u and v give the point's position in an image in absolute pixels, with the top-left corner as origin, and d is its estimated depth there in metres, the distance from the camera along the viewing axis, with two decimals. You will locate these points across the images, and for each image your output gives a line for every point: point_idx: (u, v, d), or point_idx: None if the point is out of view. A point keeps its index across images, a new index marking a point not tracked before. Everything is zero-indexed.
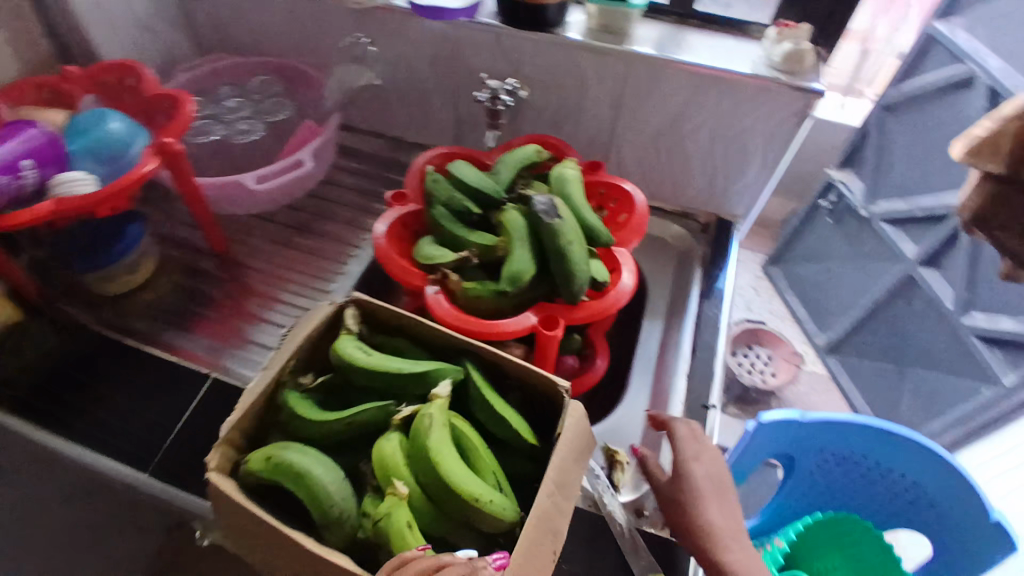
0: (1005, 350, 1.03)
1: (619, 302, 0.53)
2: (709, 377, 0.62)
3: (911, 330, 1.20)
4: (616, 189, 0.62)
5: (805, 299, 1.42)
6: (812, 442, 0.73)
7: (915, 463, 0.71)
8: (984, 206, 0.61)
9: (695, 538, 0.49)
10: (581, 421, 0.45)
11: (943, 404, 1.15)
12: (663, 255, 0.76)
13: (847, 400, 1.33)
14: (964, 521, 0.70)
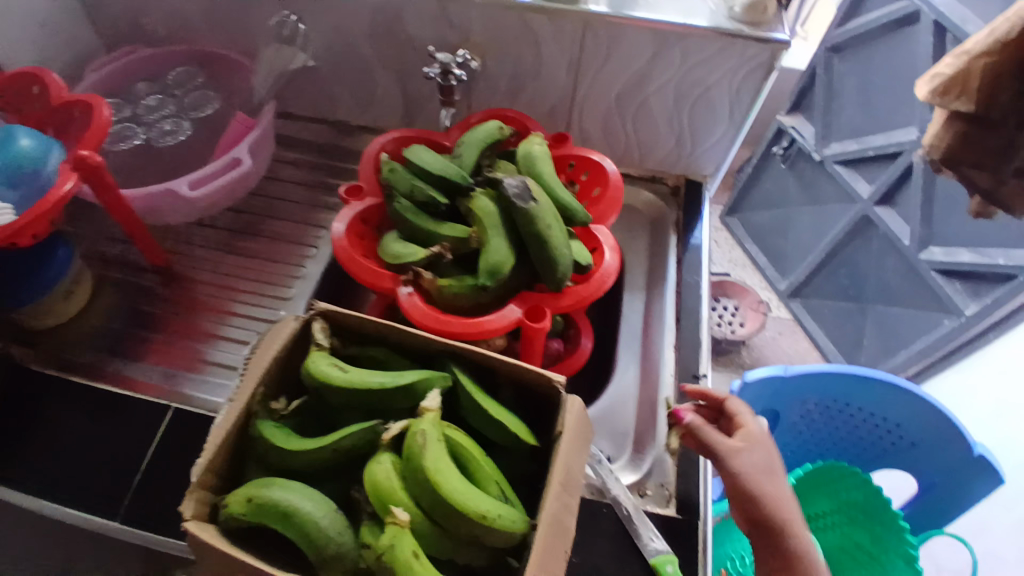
0: (964, 281, 1.05)
1: (604, 283, 0.51)
2: (696, 346, 0.61)
3: (869, 272, 1.23)
4: (586, 161, 0.58)
5: (766, 247, 1.45)
6: (795, 395, 0.74)
7: (895, 404, 0.73)
8: (956, 145, 0.64)
9: (771, 506, 0.47)
10: (581, 415, 0.43)
11: (903, 339, 1.19)
12: (634, 223, 0.74)
13: (810, 339, 1.37)
14: (945, 457, 0.72)
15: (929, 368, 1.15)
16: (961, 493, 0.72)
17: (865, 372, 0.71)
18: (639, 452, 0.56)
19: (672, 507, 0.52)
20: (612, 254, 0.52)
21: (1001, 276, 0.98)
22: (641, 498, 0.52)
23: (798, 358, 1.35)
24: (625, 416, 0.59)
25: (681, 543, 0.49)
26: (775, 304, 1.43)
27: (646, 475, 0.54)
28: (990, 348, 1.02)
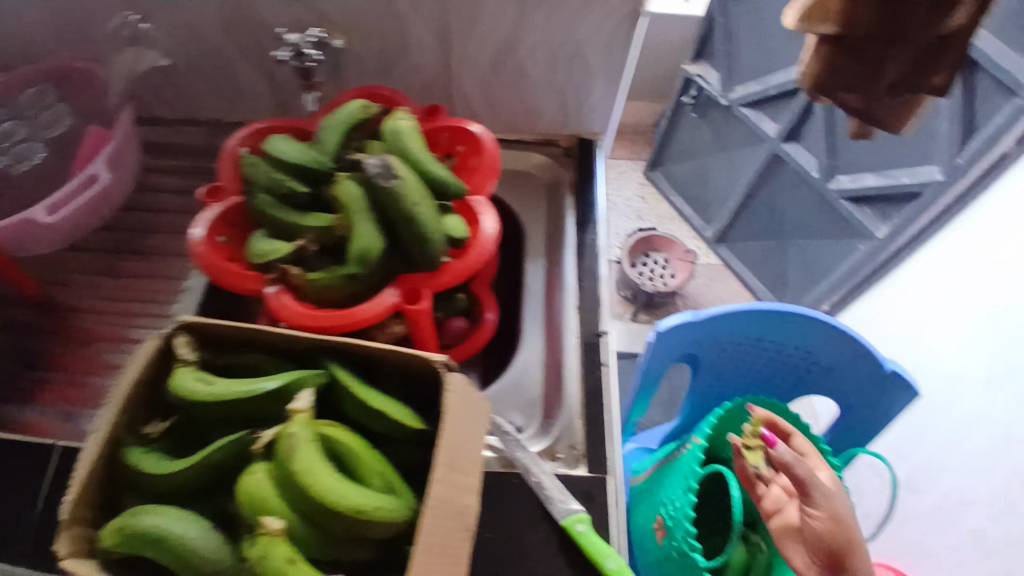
0: (872, 206, 1.09)
1: (485, 254, 0.50)
2: (597, 305, 0.60)
3: (786, 208, 1.26)
4: (458, 130, 0.57)
5: (688, 196, 1.47)
6: (710, 337, 0.75)
7: (807, 333, 0.74)
8: (824, 73, 0.58)
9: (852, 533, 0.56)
10: (465, 391, 0.42)
11: (824, 267, 1.23)
12: (530, 188, 0.73)
13: (740, 281, 1.42)
14: (859, 375, 0.74)
15: (849, 293, 1.20)
16: (878, 409, 0.74)
17: (775, 305, 0.72)
18: (549, 418, 0.56)
19: (581, 466, 0.53)
20: (490, 223, 0.51)
21: (907, 196, 1.02)
22: (552, 462, 0.53)
23: (730, 299, 1.40)
24: (533, 384, 0.59)
25: (594, 502, 0.50)
26: (704, 251, 1.46)
27: (554, 439, 0.54)
28: (904, 269, 1.07)
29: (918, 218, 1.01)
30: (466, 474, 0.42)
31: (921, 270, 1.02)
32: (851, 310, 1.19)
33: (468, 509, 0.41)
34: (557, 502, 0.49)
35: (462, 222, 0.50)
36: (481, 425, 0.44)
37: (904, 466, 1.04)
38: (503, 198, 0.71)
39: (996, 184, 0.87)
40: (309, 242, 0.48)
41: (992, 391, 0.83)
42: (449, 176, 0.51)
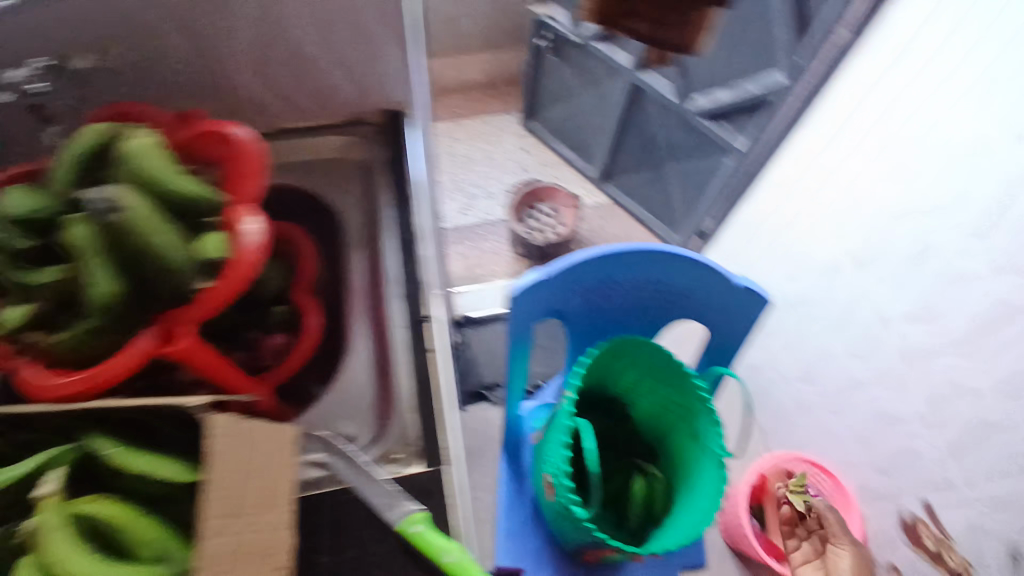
0: (728, 120, 1.12)
1: (248, 268, 0.46)
2: (418, 290, 0.57)
3: (656, 136, 1.26)
4: (213, 134, 0.51)
5: (568, 139, 1.46)
6: (568, 286, 0.74)
7: (661, 266, 0.73)
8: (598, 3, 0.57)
9: None
10: (237, 429, 0.41)
11: (702, 184, 1.24)
12: (342, 172, 0.67)
13: (631, 215, 1.44)
14: (715, 297, 0.74)
15: (727, 207, 1.23)
16: (737, 327, 0.76)
17: (619, 246, 0.71)
18: (383, 419, 0.53)
19: (421, 462, 0.51)
20: (250, 232, 0.47)
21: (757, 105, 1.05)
22: (389, 464, 0.51)
23: (623, 234, 1.43)
24: (365, 387, 0.56)
25: (432, 496, 0.49)
26: (592, 191, 1.46)
27: (391, 439, 0.53)
28: (766, 174, 1.09)
29: (769, 124, 1.05)
30: (261, 510, 0.41)
31: (781, 173, 1.05)
32: (730, 225, 1.23)
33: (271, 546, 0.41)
34: (387, 507, 0.47)
35: (222, 237, 0.46)
36: (273, 454, 0.43)
37: (796, 361, 1.10)
38: (313, 190, 0.65)
39: (834, 78, 0.93)
40: (47, 300, 0.45)
41: (864, 279, 0.92)
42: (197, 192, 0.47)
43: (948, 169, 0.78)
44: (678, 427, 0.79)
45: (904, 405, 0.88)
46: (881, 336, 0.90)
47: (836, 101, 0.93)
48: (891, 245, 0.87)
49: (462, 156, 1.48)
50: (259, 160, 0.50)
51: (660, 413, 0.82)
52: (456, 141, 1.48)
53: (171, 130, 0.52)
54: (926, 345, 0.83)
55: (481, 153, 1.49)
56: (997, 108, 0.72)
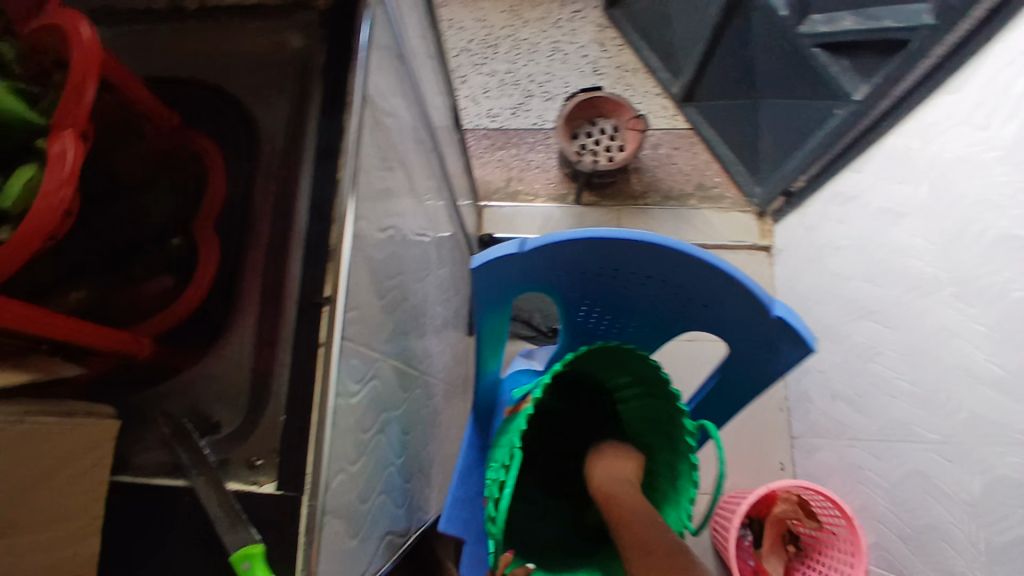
0: (851, 57, 0.86)
1: (53, 209, 0.34)
2: (324, 260, 0.44)
3: (757, 59, 1.00)
4: (53, 23, 0.38)
5: (653, 43, 1.22)
6: (553, 267, 0.59)
7: (679, 269, 0.56)
8: None
9: None
10: (85, 428, 0.36)
11: (795, 130, 1.02)
12: (275, 74, 0.52)
13: (709, 149, 1.22)
14: (738, 316, 0.58)
15: (823, 167, 1.01)
16: (763, 365, 0.60)
17: (631, 231, 0.54)
18: (251, 417, 0.44)
19: (273, 484, 0.41)
20: (60, 161, 0.35)
21: (893, 45, 0.79)
22: (249, 470, 0.42)
23: (694, 171, 1.21)
24: (240, 361, 0.47)
25: (279, 528, 0.40)
26: (669, 112, 1.25)
27: (258, 438, 0.43)
28: (885, 138, 0.86)
29: (905, 75, 0.79)
30: (56, 519, 0.34)
31: (907, 146, 0.82)
32: (824, 188, 1.01)
33: (71, 559, 0.35)
34: (223, 528, 0.39)
35: (36, 173, 0.35)
36: (105, 446, 0.37)
37: (851, 380, 0.94)
38: (231, 98, 0.52)
39: (996, 37, 0.67)
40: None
41: (963, 314, 0.71)
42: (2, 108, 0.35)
43: None
44: (658, 452, 0.66)
45: (957, 484, 0.73)
46: (960, 394, 0.72)
47: (998, 61, 0.66)
48: (1010, 282, 0.64)
49: (527, 43, 1.29)
50: (100, 56, 0.38)
51: (643, 427, 0.68)
52: (521, 23, 1.30)
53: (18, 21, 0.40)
54: (1008, 428, 0.65)
55: (549, 42, 1.29)
56: None
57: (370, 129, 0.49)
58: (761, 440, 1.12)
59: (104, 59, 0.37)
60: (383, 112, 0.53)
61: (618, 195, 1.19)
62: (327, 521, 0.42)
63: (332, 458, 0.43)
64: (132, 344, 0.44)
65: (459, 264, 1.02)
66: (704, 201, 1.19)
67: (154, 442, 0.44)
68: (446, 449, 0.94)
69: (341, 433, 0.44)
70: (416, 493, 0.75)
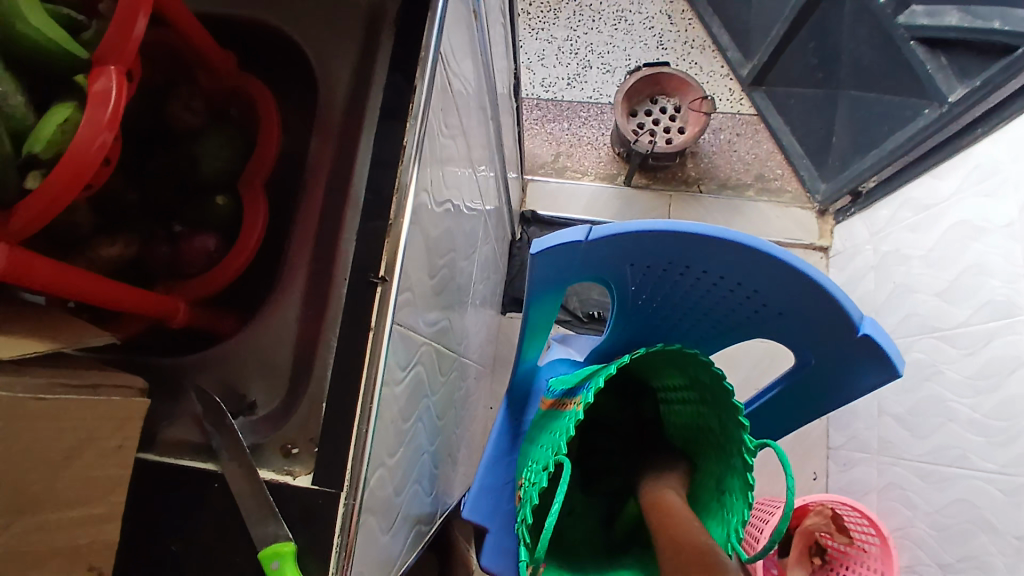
0: (949, 54, 0.80)
1: (92, 149, 0.30)
2: (382, 235, 0.40)
3: (844, 47, 0.95)
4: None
5: (728, 22, 1.15)
6: (618, 258, 0.54)
7: (760, 273, 0.51)
8: None
9: None
10: (114, 406, 0.32)
11: (875, 126, 0.95)
12: (340, 22, 0.47)
13: (773, 138, 1.14)
14: (818, 327, 0.52)
15: (897, 172, 0.94)
16: (837, 384, 0.55)
17: (713, 227, 0.49)
18: (292, 398, 0.41)
19: (308, 477, 0.38)
20: (103, 97, 0.31)
21: (998, 48, 0.73)
22: (284, 458, 0.39)
23: (755, 160, 1.13)
24: (281, 336, 0.43)
25: (310, 523, 0.37)
26: (735, 95, 1.17)
27: (296, 424, 0.40)
28: (977, 147, 0.79)
29: (1011, 79, 0.73)
30: (67, 504, 0.30)
31: (1000, 156, 0.75)
32: (893, 193, 0.94)
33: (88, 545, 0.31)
34: (252, 521, 0.36)
35: (72, 114, 0.31)
36: (134, 426, 0.33)
37: (904, 400, 0.88)
38: (291, 47, 0.48)
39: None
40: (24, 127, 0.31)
41: None
42: (42, 37, 0.31)
43: None
44: (706, 462, 0.58)
45: (1008, 520, 0.68)
46: None
47: None
48: None
49: (590, 9, 1.22)
50: None
51: (693, 436, 0.60)
52: None
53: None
54: None
55: (613, 10, 1.22)
56: None
57: (439, 93, 0.47)
58: (797, 449, 1.07)
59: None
60: (449, 76, 0.48)
61: (670, 179, 1.12)
62: (362, 519, 0.39)
63: (373, 453, 0.39)
64: (169, 309, 0.41)
65: (500, 239, 0.97)
66: (764, 193, 1.12)
67: (186, 416, 0.41)
68: (472, 431, 0.91)
69: (382, 426, 0.41)
70: (441, 478, 0.72)
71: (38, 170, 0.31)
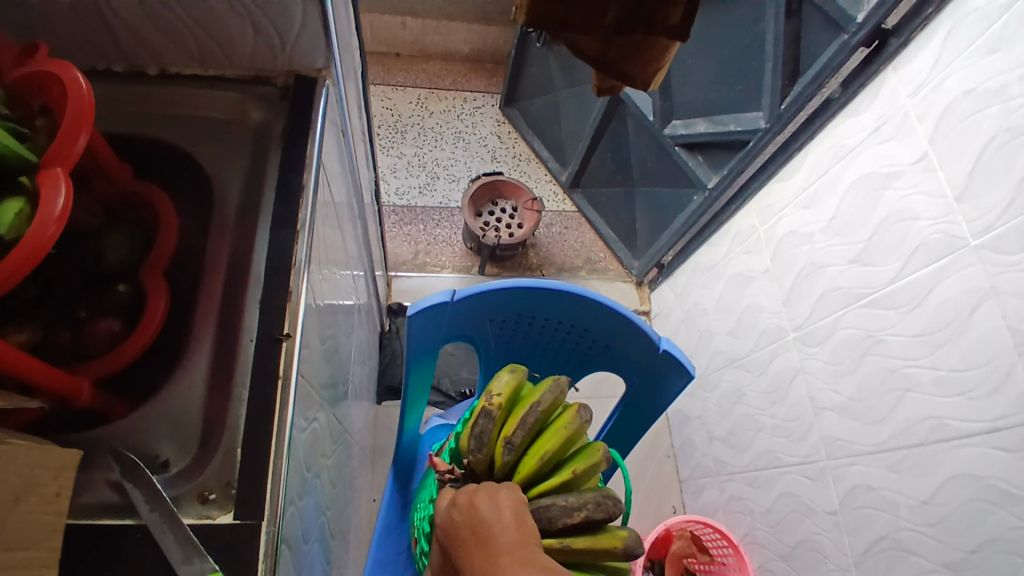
0: (704, 154, 1.08)
1: (41, 243, 0.37)
2: (283, 303, 0.49)
3: (632, 154, 1.22)
4: (44, 72, 0.42)
5: (545, 137, 1.41)
6: (475, 316, 0.66)
7: (584, 312, 0.67)
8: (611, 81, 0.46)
9: None
10: (52, 456, 0.36)
11: (666, 212, 1.21)
12: (230, 139, 0.58)
13: (593, 229, 1.40)
14: (632, 352, 0.68)
15: (687, 243, 1.20)
16: (654, 397, 0.70)
17: (544, 281, 0.64)
18: (204, 451, 0.45)
19: (231, 513, 0.43)
20: (51, 197, 0.38)
21: (738, 144, 1.01)
22: (201, 504, 0.43)
23: (583, 248, 1.38)
24: (189, 401, 0.48)
25: (237, 556, 0.41)
26: (558, 197, 1.43)
27: (208, 473, 0.44)
28: (736, 220, 1.05)
29: (747, 167, 1.00)
30: (13, 547, 0.33)
31: (749, 223, 1.02)
32: (686, 260, 1.20)
33: None
34: (178, 561, 0.39)
35: (23, 207, 0.38)
36: (70, 474, 0.37)
37: (725, 423, 1.08)
38: (185, 157, 0.57)
39: (819, 132, 0.86)
40: None
41: (807, 355, 0.88)
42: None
43: (905, 261, 0.72)
44: None
45: (820, 498, 0.86)
46: (812, 420, 0.87)
47: (815, 160, 0.87)
48: (839, 325, 0.82)
49: (432, 130, 1.43)
50: (93, 106, 0.41)
51: None
52: (427, 113, 1.45)
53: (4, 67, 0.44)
54: (850, 443, 0.81)
55: (452, 131, 1.44)
56: (965, 204, 0.65)
57: (321, 190, 0.59)
58: (655, 487, 1.22)
59: (95, 109, 0.42)
60: (327, 177, 0.61)
61: (517, 267, 1.32)
62: (281, 547, 0.44)
63: (286, 488, 0.45)
64: (74, 386, 0.44)
65: (371, 328, 1.05)
66: (593, 273, 1.35)
67: (99, 481, 0.43)
68: (359, 515, 0.93)
69: (290, 467, 0.47)
70: (336, 554, 0.75)
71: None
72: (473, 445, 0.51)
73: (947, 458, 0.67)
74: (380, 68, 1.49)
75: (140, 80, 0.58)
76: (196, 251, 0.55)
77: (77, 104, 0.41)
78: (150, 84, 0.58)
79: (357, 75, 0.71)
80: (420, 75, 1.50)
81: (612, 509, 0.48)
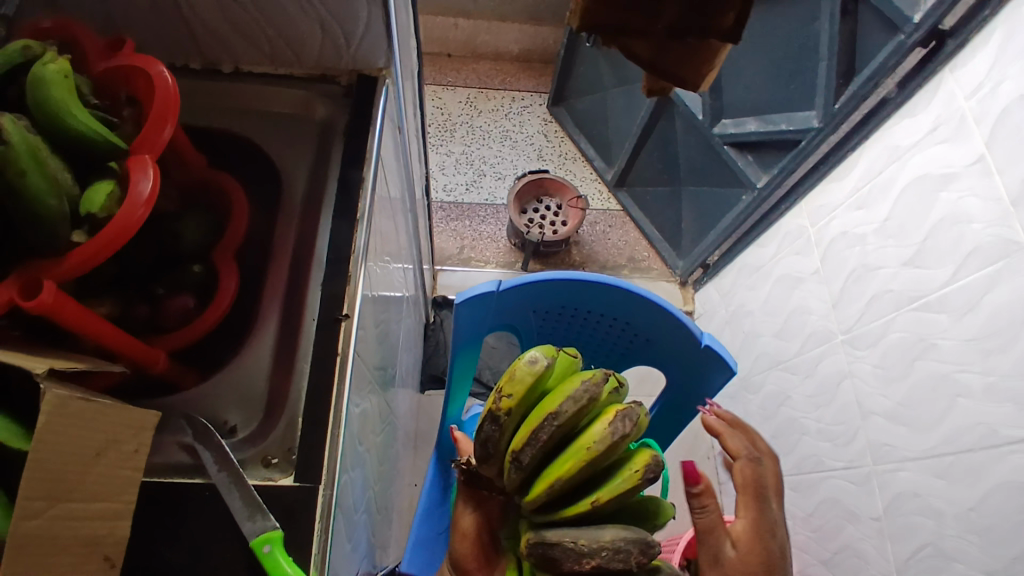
0: (754, 153, 1.08)
1: (131, 222, 0.41)
2: (342, 286, 0.52)
3: (679, 153, 1.22)
4: (133, 67, 0.47)
5: (591, 136, 1.42)
6: (520, 306, 0.68)
7: (627, 305, 0.68)
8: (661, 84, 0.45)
9: None
10: (133, 417, 0.40)
11: (713, 212, 1.20)
12: (296, 133, 0.62)
13: (638, 228, 1.40)
14: (674, 346, 0.69)
15: (733, 243, 1.19)
16: (695, 392, 0.70)
17: (588, 274, 0.66)
18: (268, 419, 0.49)
19: (290, 477, 0.46)
20: (141, 182, 0.42)
21: (789, 143, 0.99)
22: (264, 467, 0.47)
23: (626, 246, 1.39)
24: (255, 373, 0.52)
25: (295, 516, 0.44)
26: (603, 195, 1.44)
27: (271, 440, 0.48)
28: (785, 221, 1.04)
29: (798, 166, 0.99)
30: (94, 498, 0.38)
31: (799, 224, 1.00)
32: (732, 261, 1.19)
33: (106, 536, 0.38)
34: (242, 517, 0.43)
35: (114, 188, 0.42)
36: (146, 434, 0.41)
37: (768, 426, 1.06)
38: (255, 149, 0.61)
39: (874, 132, 0.85)
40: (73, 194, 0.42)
41: (855, 358, 0.87)
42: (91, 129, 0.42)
43: (961, 263, 0.70)
44: None
45: (863, 504, 0.85)
46: (858, 425, 0.86)
47: (869, 160, 0.86)
48: (889, 328, 0.80)
49: (481, 128, 1.46)
50: (176, 100, 0.46)
51: None
52: (476, 112, 1.48)
53: (92, 60, 0.48)
54: (897, 449, 0.79)
55: (500, 130, 1.47)
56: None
57: (378, 181, 0.62)
58: None
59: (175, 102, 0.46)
60: (384, 170, 0.64)
61: (560, 264, 1.34)
62: (335, 511, 0.47)
63: (341, 457, 0.49)
64: (153, 356, 0.48)
65: (418, 318, 1.09)
66: (635, 271, 1.36)
67: (172, 442, 0.46)
68: (402, 497, 0.97)
69: (345, 439, 0.50)
70: (380, 530, 0.78)
71: (84, 226, 0.41)
72: (485, 450, 0.47)
73: (998, 468, 0.65)
74: (431, 67, 1.53)
75: (218, 77, 0.63)
76: (264, 235, 0.59)
77: (160, 97, 0.45)
78: (226, 81, 0.63)
79: (414, 74, 0.74)
80: (471, 74, 1.53)
81: (635, 558, 0.41)
